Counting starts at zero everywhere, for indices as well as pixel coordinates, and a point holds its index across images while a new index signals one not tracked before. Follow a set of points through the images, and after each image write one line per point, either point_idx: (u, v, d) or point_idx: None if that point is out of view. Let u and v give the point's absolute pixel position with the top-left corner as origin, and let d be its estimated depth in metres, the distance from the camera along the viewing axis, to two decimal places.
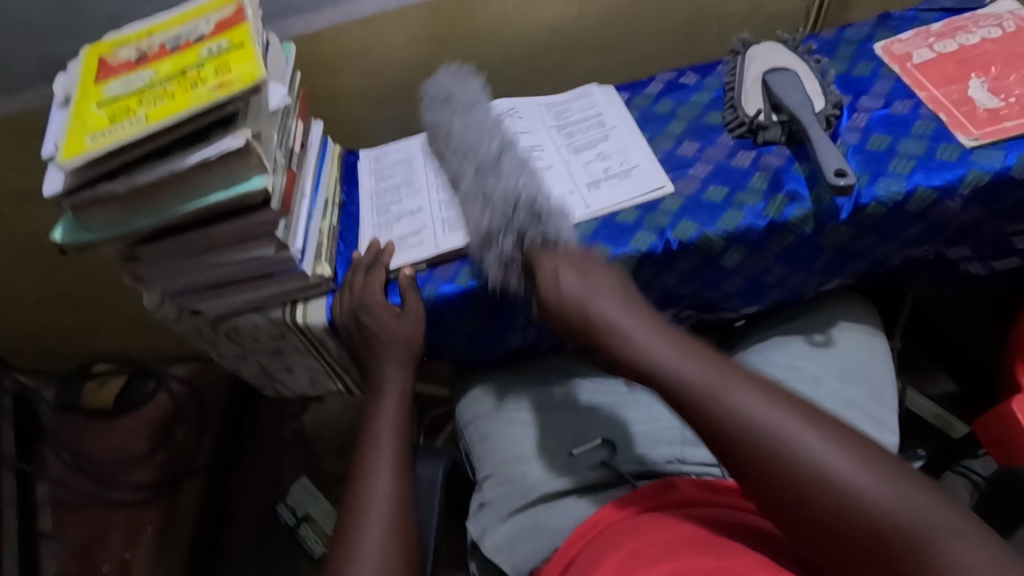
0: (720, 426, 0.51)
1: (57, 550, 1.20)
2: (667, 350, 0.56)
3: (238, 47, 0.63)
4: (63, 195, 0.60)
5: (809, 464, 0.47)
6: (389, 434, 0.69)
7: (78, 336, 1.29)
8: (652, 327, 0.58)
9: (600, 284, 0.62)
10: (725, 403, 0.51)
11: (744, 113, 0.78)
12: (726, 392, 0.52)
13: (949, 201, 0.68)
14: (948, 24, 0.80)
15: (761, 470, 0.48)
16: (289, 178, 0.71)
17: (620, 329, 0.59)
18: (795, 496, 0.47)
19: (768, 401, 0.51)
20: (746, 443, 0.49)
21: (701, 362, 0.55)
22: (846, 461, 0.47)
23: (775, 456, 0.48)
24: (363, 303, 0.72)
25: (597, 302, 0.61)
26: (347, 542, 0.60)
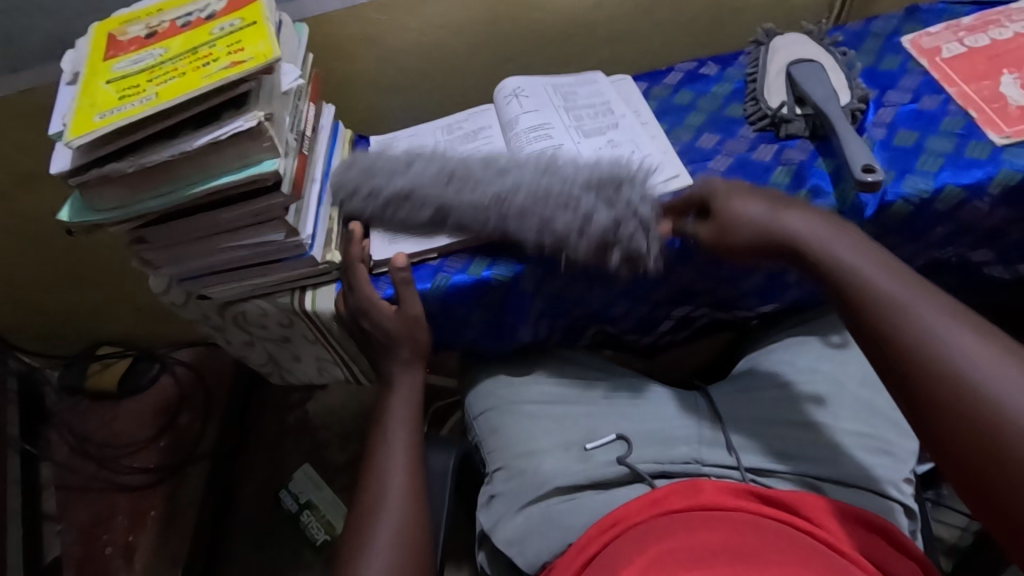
0: (903, 342, 0.50)
1: (62, 531, 1.21)
2: (855, 261, 0.56)
3: (251, 25, 0.62)
4: (70, 174, 0.59)
5: (981, 376, 0.45)
6: (401, 429, 0.68)
7: (82, 319, 1.28)
8: (848, 248, 0.57)
9: (788, 209, 0.61)
10: (920, 322, 0.50)
11: (766, 106, 0.76)
12: (920, 308, 0.50)
13: (977, 201, 0.66)
14: (980, 18, 0.77)
15: (932, 379, 0.47)
16: (300, 162, 0.69)
17: (803, 243, 0.59)
18: (966, 426, 0.44)
19: (968, 331, 0.48)
20: (929, 366, 0.47)
21: (894, 279, 0.53)
22: (1017, 370, 0.44)
23: (960, 383, 0.46)
24: (360, 308, 0.71)
25: (780, 221, 0.60)
26: (360, 538, 0.60)
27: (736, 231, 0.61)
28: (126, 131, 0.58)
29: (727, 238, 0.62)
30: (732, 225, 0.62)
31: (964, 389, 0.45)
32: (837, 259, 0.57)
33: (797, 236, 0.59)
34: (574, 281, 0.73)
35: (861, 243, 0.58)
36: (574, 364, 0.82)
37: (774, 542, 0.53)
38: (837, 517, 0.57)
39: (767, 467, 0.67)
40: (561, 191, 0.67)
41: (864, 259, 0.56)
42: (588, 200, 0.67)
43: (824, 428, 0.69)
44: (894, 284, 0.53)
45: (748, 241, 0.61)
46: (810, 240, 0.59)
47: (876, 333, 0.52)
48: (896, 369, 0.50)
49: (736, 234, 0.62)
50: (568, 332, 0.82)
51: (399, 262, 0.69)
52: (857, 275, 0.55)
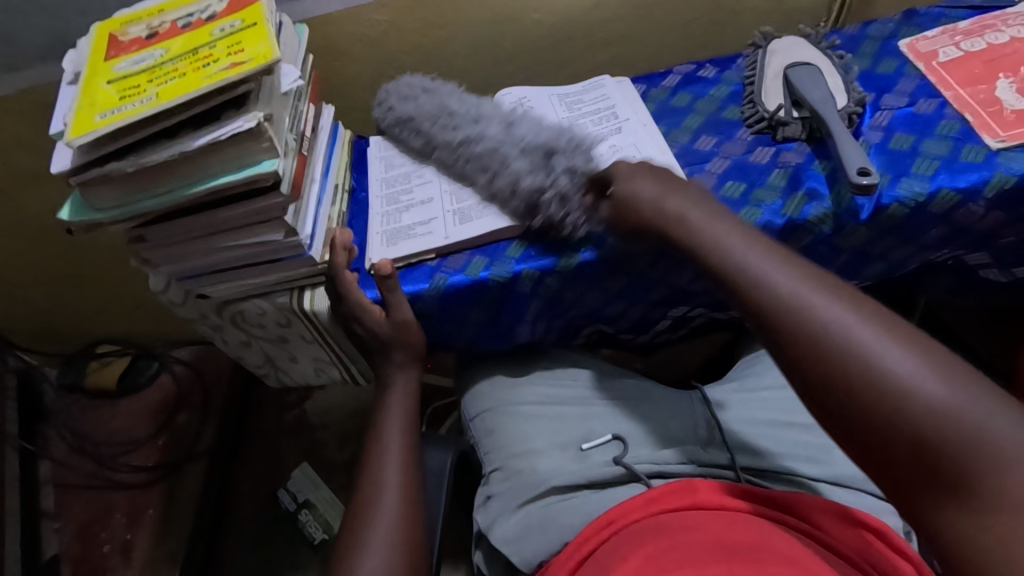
0: (768, 302, 0.50)
1: (59, 529, 1.21)
2: (722, 234, 0.57)
3: (251, 26, 0.62)
4: (71, 173, 0.59)
5: (829, 328, 0.46)
6: (397, 430, 0.69)
7: (81, 317, 1.28)
8: (715, 217, 0.59)
9: (668, 187, 0.63)
10: (782, 283, 0.50)
11: (763, 108, 0.77)
12: (775, 269, 0.52)
13: (972, 204, 0.66)
14: (976, 22, 0.78)
15: (790, 338, 0.48)
16: (299, 162, 0.70)
17: (682, 219, 0.60)
18: (828, 376, 0.45)
19: (830, 289, 0.49)
20: (795, 321, 0.48)
21: (760, 246, 0.55)
22: (861, 321, 0.46)
23: (824, 338, 0.46)
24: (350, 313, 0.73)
25: (664, 201, 0.62)
26: (357, 535, 0.60)
27: (634, 209, 0.63)
28: (126, 130, 0.58)
29: (630, 212, 0.63)
30: (631, 202, 0.63)
31: (830, 340, 0.46)
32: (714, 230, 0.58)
33: (674, 214, 0.61)
34: (572, 281, 0.73)
35: (732, 218, 0.59)
36: (571, 364, 0.82)
37: (769, 539, 0.53)
38: (830, 519, 0.57)
39: (763, 468, 0.67)
40: (507, 153, 0.72)
41: (733, 230, 0.57)
42: (520, 162, 0.71)
43: (815, 429, 0.70)
44: (754, 255, 0.54)
45: (639, 214, 0.63)
46: (692, 214, 0.60)
47: (748, 303, 0.52)
48: (766, 328, 0.50)
49: (628, 215, 0.64)
50: (564, 331, 0.83)
51: (384, 270, 0.70)
52: (726, 247, 0.56)
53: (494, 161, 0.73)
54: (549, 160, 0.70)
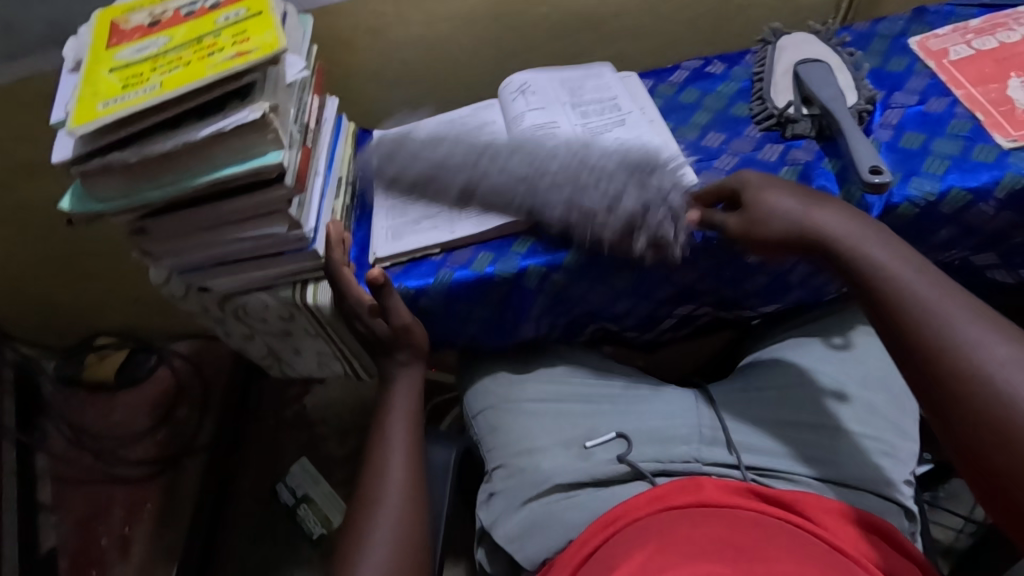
0: (926, 334, 0.49)
1: (57, 523, 1.20)
2: (881, 256, 0.56)
3: (257, 15, 0.61)
4: (72, 163, 0.58)
5: (998, 375, 0.45)
6: (405, 424, 0.68)
7: (80, 309, 1.27)
8: (877, 237, 0.57)
9: (802, 199, 0.61)
10: (945, 318, 0.49)
11: (772, 105, 0.76)
12: (937, 296, 0.51)
13: (983, 204, 0.66)
14: (988, 21, 0.77)
15: (954, 372, 0.47)
16: (303, 155, 0.69)
17: (829, 237, 0.58)
18: (980, 418, 0.45)
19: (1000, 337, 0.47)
20: (955, 356, 0.47)
21: (928, 276, 0.53)
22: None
23: (991, 382, 0.45)
24: (349, 310, 0.72)
25: (810, 215, 0.60)
26: (361, 528, 0.60)
27: (755, 225, 0.62)
28: (129, 120, 0.57)
29: (751, 227, 0.62)
30: (751, 217, 0.62)
31: (990, 389, 0.45)
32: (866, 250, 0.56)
33: (821, 229, 0.59)
34: (579, 278, 0.72)
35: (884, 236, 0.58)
36: (576, 361, 0.82)
37: (775, 536, 0.52)
38: (829, 517, 0.58)
39: (768, 467, 0.67)
40: (592, 197, 0.67)
41: (893, 254, 0.55)
42: (628, 199, 0.66)
43: (823, 430, 0.69)
44: (919, 282, 0.52)
45: (770, 229, 0.61)
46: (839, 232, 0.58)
47: (905, 328, 0.51)
48: (921, 357, 0.49)
49: (765, 226, 0.61)
50: (568, 329, 0.82)
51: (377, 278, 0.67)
52: (882, 268, 0.55)
53: (576, 191, 0.68)
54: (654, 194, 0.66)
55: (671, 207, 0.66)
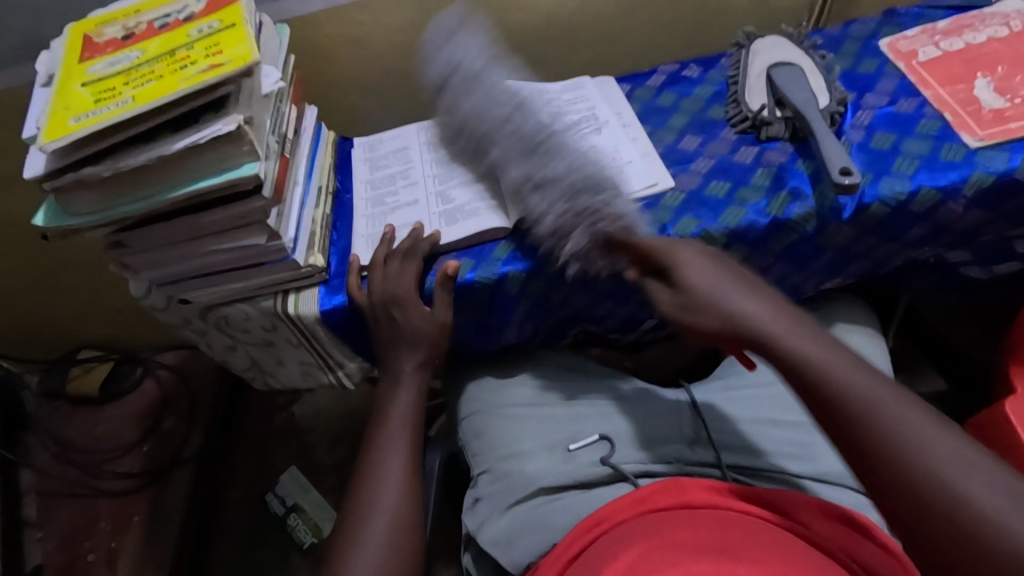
0: (864, 439, 0.48)
1: (43, 538, 1.19)
2: (806, 345, 0.53)
3: (230, 27, 0.61)
4: (45, 178, 0.58)
5: (931, 461, 0.45)
6: (398, 433, 0.67)
7: (62, 322, 1.26)
8: (793, 325, 0.55)
9: (723, 289, 0.57)
10: (876, 417, 0.48)
11: (747, 108, 0.77)
12: (859, 390, 0.49)
13: (952, 202, 0.67)
14: (955, 22, 0.79)
15: (891, 471, 0.46)
16: (281, 165, 0.69)
17: (757, 324, 0.55)
18: (933, 525, 0.44)
19: (927, 431, 0.47)
20: (893, 464, 0.46)
21: (844, 358, 0.52)
22: (958, 457, 0.45)
23: (921, 467, 0.45)
24: (396, 297, 0.69)
25: (737, 298, 0.57)
26: (347, 538, 0.60)
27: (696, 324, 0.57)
28: (102, 134, 0.57)
29: (688, 321, 0.57)
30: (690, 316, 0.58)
31: (926, 478, 0.45)
32: (786, 339, 0.53)
33: (746, 318, 0.55)
34: (559, 282, 0.73)
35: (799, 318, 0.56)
36: (559, 365, 0.82)
37: (756, 536, 0.53)
38: (821, 521, 0.58)
39: (747, 466, 0.68)
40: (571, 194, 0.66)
41: (815, 343, 0.53)
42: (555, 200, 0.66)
43: (795, 426, 0.71)
44: (835, 364, 0.51)
45: (704, 316, 0.57)
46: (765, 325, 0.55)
47: (840, 429, 0.49)
48: (863, 466, 0.48)
49: (700, 317, 0.57)
50: (551, 332, 0.83)
51: (449, 270, 0.70)
52: (802, 357, 0.52)
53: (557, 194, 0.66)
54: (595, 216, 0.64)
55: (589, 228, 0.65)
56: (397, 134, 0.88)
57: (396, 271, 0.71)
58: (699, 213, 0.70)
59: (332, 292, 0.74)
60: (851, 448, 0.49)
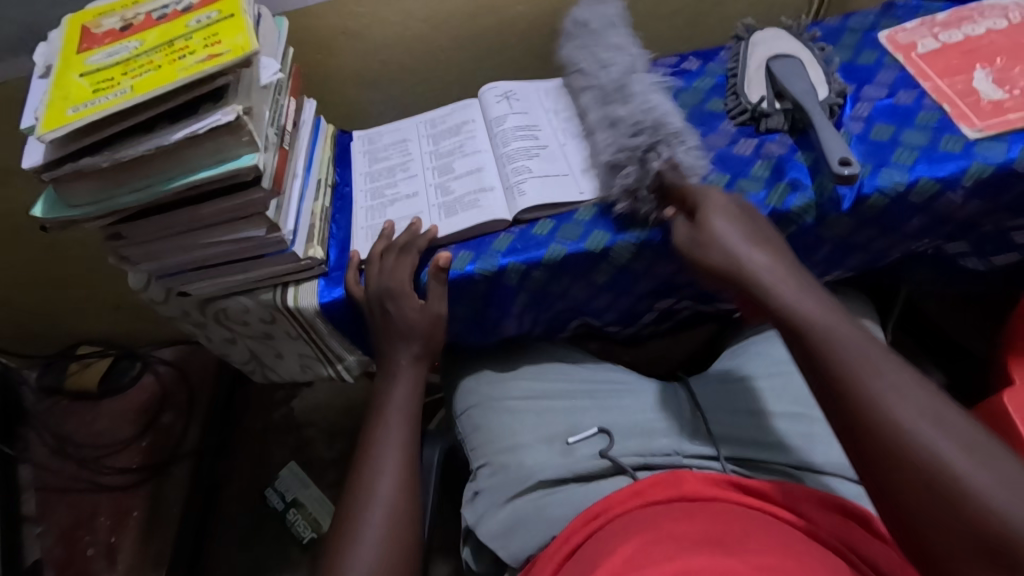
0: (841, 379, 0.50)
1: (42, 533, 1.18)
2: (804, 299, 0.56)
3: (228, 18, 0.61)
4: (43, 169, 0.58)
5: (902, 415, 0.47)
6: (397, 425, 0.67)
7: (61, 317, 1.26)
8: (796, 282, 0.58)
9: (725, 242, 0.62)
10: (857, 362, 0.50)
11: (746, 100, 0.77)
12: (846, 340, 0.52)
13: (951, 193, 0.67)
14: (954, 14, 0.79)
15: (862, 414, 0.48)
16: (280, 157, 0.69)
17: (758, 274, 0.59)
18: (892, 466, 0.45)
19: (904, 382, 0.49)
20: (858, 405, 0.48)
21: (839, 315, 0.55)
22: (935, 420, 0.46)
23: (885, 420, 0.47)
24: (389, 290, 0.69)
25: (745, 250, 0.61)
26: (348, 529, 0.60)
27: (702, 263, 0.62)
28: (100, 124, 0.57)
29: (696, 256, 0.63)
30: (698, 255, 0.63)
31: (893, 424, 0.46)
32: (785, 293, 0.57)
33: (752, 266, 0.60)
34: (559, 275, 0.73)
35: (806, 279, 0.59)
36: (558, 358, 0.82)
37: (755, 527, 0.53)
38: (811, 506, 0.58)
39: (747, 458, 0.68)
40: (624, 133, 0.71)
41: (808, 295, 0.57)
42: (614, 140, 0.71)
43: (798, 418, 0.71)
44: (832, 319, 0.54)
45: (712, 258, 0.62)
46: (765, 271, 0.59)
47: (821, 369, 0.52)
48: (834, 408, 0.50)
49: (708, 258, 0.62)
50: (550, 325, 0.83)
51: (442, 262, 0.70)
52: (800, 308, 0.56)
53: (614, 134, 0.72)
54: (659, 148, 0.68)
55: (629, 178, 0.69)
56: (398, 127, 0.88)
57: (393, 265, 0.71)
58: None
59: (331, 285, 0.74)
60: (827, 394, 0.51)
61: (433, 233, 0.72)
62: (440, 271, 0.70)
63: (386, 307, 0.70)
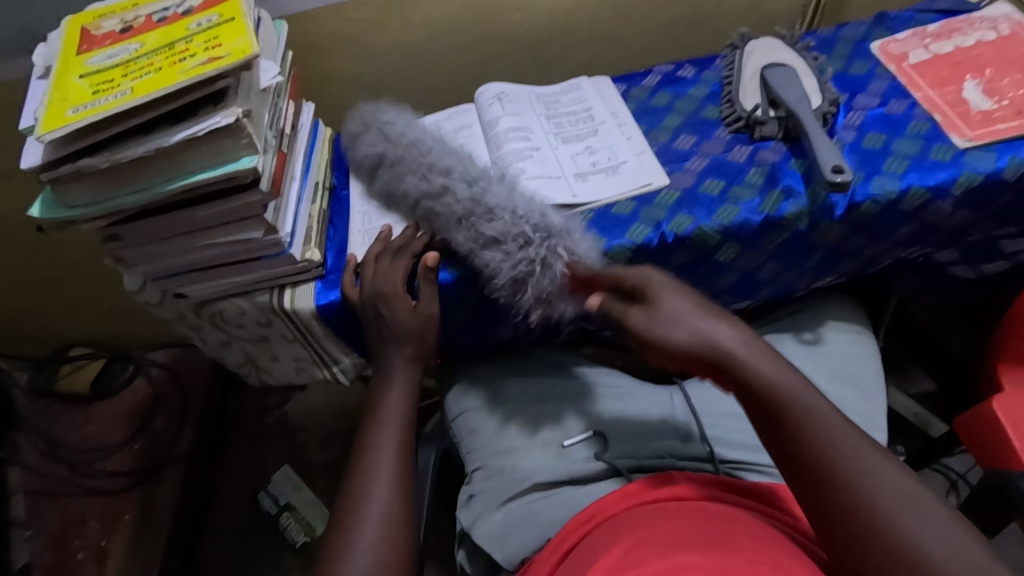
0: (819, 467, 0.50)
1: (31, 538, 1.17)
2: (760, 363, 0.55)
3: (229, 21, 0.61)
4: (42, 169, 0.58)
5: (861, 480, 0.49)
6: (392, 428, 0.67)
7: (55, 319, 1.25)
8: (749, 341, 0.56)
9: (682, 315, 0.58)
10: (831, 447, 0.51)
11: (741, 108, 0.78)
12: (814, 416, 0.52)
13: (941, 201, 0.68)
14: (945, 26, 0.80)
15: (824, 477, 0.50)
16: (279, 160, 0.69)
17: (714, 344, 0.56)
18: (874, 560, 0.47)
19: (870, 459, 0.50)
20: (837, 493, 0.49)
21: (787, 369, 0.55)
22: (891, 484, 0.49)
23: (851, 483, 0.49)
24: (383, 292, 0.69)
25: (701, 323, 0.57)
26: (343, 532, 0.59)
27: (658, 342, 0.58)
28: (100, 125, 0.57)
29: (658, 336, 0.58)
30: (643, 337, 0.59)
31: (854, 489, 0.49)
32: (747, 360, 0.55)
33: (718, 338, 0.56)
34: None
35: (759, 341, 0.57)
36: (552, 362, 0.82)
37: (749, 526, 0.53)
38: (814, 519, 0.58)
39: (738, 461, 0.70)
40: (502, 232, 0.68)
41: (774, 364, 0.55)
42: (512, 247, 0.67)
43: None
44: (788, 379, 0.54)
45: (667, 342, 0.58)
46: (732, 346, 0.55)
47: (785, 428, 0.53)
48: (799, 465, 0.52)
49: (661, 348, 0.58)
50: (545, 329, 0.83)
51: (430, 262, 0.70)
52: (762, 374, 0.54)
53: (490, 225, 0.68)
54: (557, 245, 0.66)
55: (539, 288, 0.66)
56: (395, 130, 0.88)
57: (388, 266, 0.71)
58: (691, 210, 0.71)
59: (326, 289, 0.74)
60: (790, 452, 0.52)
61: (430, 236, 0.72)
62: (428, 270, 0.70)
63: (381, 309, 0.70)
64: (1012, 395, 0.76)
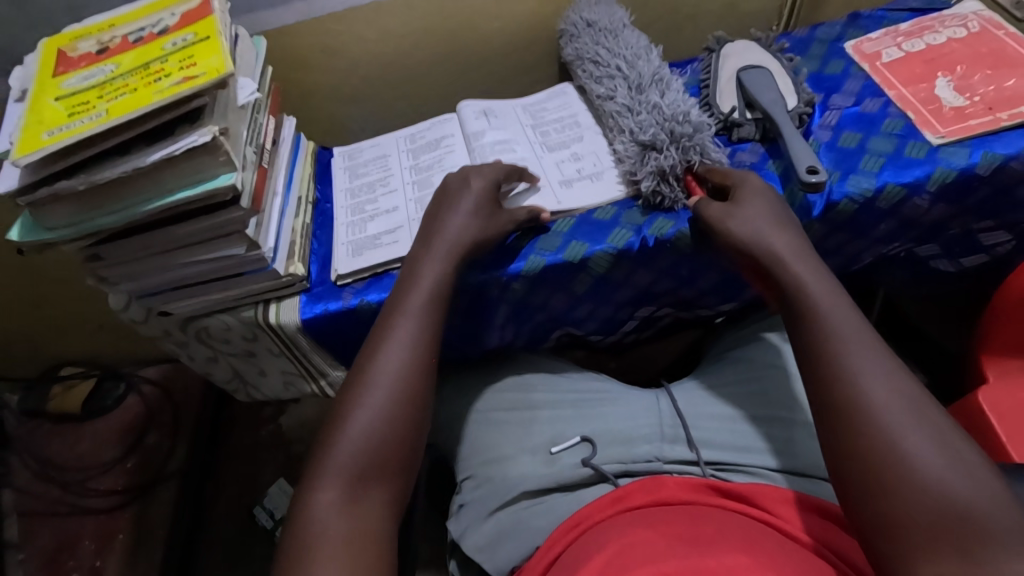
0: (830, 363, 0.52)
1: (24, 560, 1.16)
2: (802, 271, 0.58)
3: (204, 39, 0.62)
4: (18, 193, 0.58)
5: (863, 381, 0.50)
6: (411, 321, 0.60)
7: (44, 339, 1.25)
8: (796, 251, 0.60)
9: (754, 216, 0.63)
10: (853, 350, 0.51)
11: (718, 110, 0.78)
12: (845, 320, 0.53)
13: (917, 198, 0.69)
14: (916, 24, 0.81)
15: (828, 372, 0.52)
16: (259, 175, 0.70)
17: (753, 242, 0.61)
18: (868, 453, 0.47)
19: (887, 371, 0.50)
20: (846, 390, 0.50)
21: (831, 283, 0.57)
22: (902, 398, 0.48)
23: (853, 381, 0.50)
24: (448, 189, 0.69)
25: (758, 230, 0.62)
26: (336, 421, 0.55)
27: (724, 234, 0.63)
28: (76, 147, 0.57)
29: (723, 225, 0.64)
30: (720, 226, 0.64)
31: (855, 386, 0.50)
32: (791, 264, 0.59)
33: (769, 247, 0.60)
34: (539, 286, 0.73)
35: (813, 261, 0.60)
36: (540, 369, 0.82)
37: (732, 528, 0.54)
38: (789, 508, 0.59)
39: (726, 461, 0.69)
40: (651, 119, 0.74)
41: (820, 274, 0.57)
42: (669, 145, 0.72)
43: (778, 420, 0.72)
44: (824, 287, 0.56)
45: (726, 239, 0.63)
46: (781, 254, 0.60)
47: (807, 325, 0.55)
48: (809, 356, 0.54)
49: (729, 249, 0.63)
50: (533, 335, 0.83)
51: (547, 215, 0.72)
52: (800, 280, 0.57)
53: (670, 118, 0.73)
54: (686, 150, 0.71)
55: (661, 163, 0.71)
56: (377, 145, 0.89)
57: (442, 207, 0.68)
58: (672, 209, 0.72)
59: (385, 287, 0.73)
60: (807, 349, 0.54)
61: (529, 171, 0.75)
62: (497, 219, 0.69)
63: (427, 244, 0.65)
64: (997, 387, 0.77)
